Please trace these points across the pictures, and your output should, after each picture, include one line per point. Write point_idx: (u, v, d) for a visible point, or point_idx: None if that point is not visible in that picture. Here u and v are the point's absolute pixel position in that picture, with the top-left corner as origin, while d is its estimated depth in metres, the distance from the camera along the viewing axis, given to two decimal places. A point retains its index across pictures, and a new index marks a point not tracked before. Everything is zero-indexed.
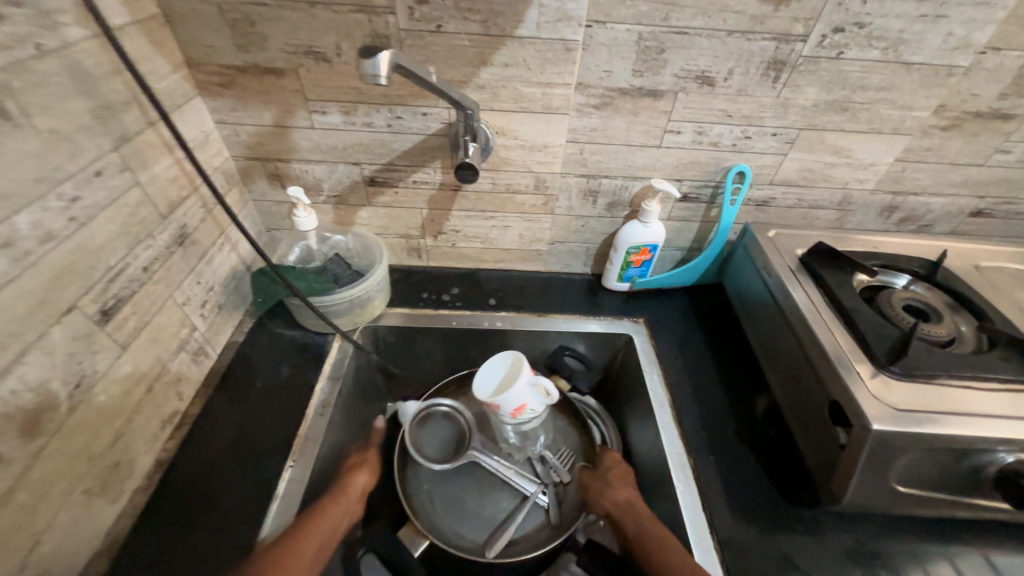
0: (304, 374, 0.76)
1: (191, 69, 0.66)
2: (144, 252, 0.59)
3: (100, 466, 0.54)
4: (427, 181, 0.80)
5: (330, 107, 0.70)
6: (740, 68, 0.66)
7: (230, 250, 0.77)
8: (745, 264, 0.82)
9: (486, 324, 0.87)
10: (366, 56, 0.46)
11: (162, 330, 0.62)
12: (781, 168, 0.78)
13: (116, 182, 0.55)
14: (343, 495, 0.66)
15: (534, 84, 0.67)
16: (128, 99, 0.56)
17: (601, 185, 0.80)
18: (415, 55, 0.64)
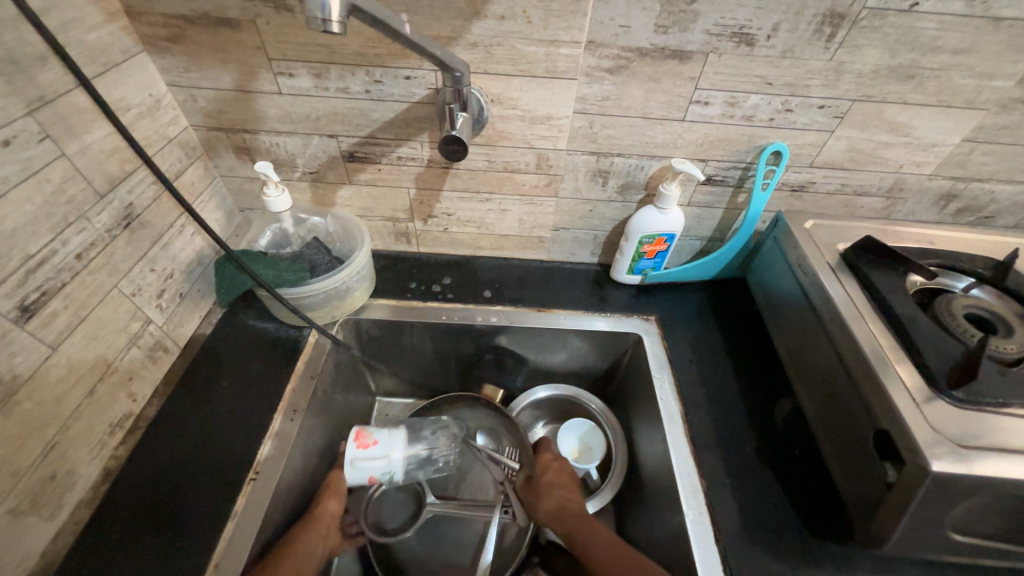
0: (274, 372, 0.68)
1: (133, 20, 0.56)
2: (76, 236, 0.51)
3: (28, 481, 0.48)
4: (413, 157, 0.70)
5: (297, 68, 0.60)
6: (786, 23, 0.54)
7: (193, 231, 0.68)
8: (774, 259, 0.72)
9: (479, 319, 0.78)
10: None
11: (105, 325, 0.55)
12: (825, 147, 0.66)
13: (32, 154, 0.46)
14: (314, 523, 0.59)
15: (536, 41, 0.56)
16: (43, 53, 0.47)
17: (612, 164, 0.69)
18: (393, 4, 0.53)
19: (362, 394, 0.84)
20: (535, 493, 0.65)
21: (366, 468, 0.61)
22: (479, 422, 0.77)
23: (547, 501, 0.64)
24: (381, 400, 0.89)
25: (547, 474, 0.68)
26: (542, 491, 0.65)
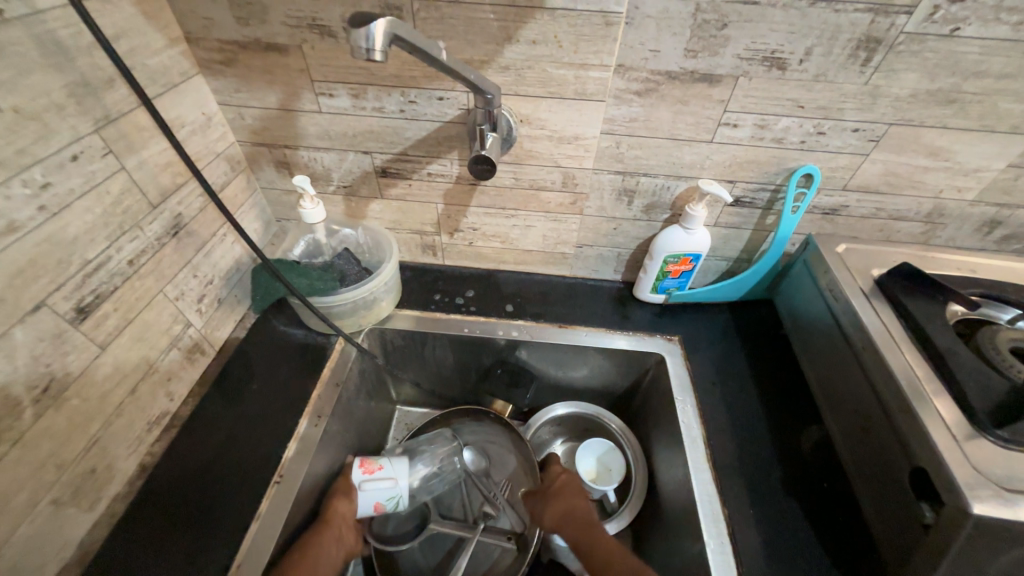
0: (302, 377, 0.70)
1: (191, 45, 0.60)
2: (129, 244, 0.54)
3: (73, 473, 0.50)
4: (443, 174, 0.73)
5: (337, 88, 0.63)
6: (820, 48, 0.53)
7: (233, 240, 0.72)
8: (804, 282, 0.70)
9: (500, 333, 0.79)
10: (357, 26, 0.38)
11: (149, 327, 0.58)
12: (859, 171, 0.65)
13: (96, 168, 0.50)
14: (324, 525, 0.59)
15: (566, 64, 0.58)
16: (111, 76, 0.51)
17: (639, 184, 0.70)
18: (430, 30, 0.56)
19: (383, 402, 0.85)
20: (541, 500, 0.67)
21: (372, 494, 0.62)
22: (477, 437, 0.78)
23: (553, 508, 0.65)
24: (402, 408, 0.91)
25: (555, 482, 0.69)
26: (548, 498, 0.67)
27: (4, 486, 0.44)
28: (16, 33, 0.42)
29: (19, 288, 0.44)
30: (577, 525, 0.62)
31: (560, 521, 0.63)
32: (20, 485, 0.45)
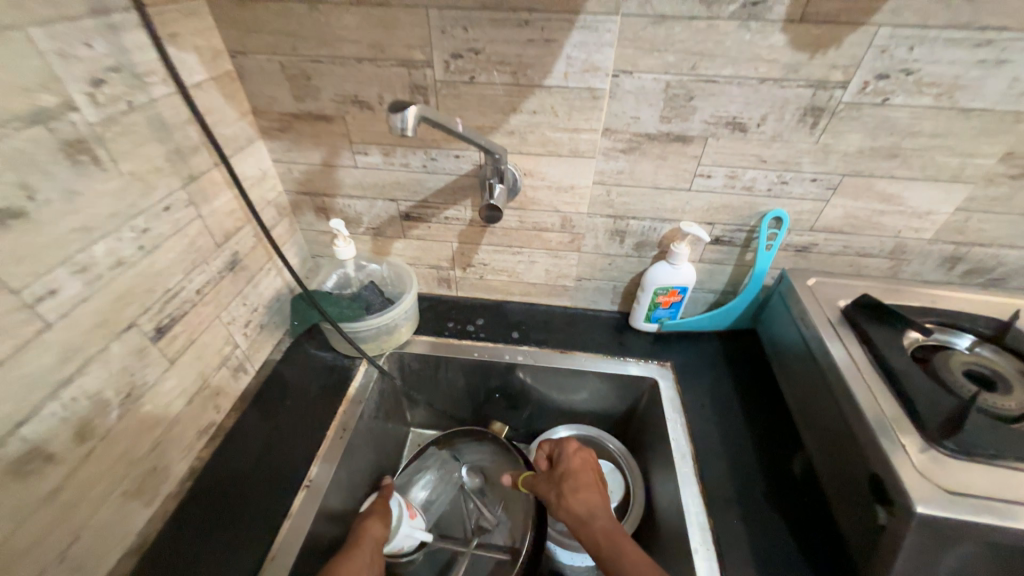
0: (331, 395, 0.79)
1: (255, 116, 0.74)
2: (198, 276, 0.66)
3: (139, 471, 0.59)
4: (457, 217, 0.84)
5: (371, 148, 0.76)
6: (774, 115, 0.64)
7: (276, 273, 0.84)
8: (782, 312, 0.78)
9: (507, 357, 0.87)
10: (395, 111, 0.50)
11: (206, 347, 0.68)
12: (822, 214, 0.74)
13: (180, 215, 0.62)
14: (357, 548, 0.63)
15: (561, 129, 0.69)
16: (197, 143, 0.63)
17: (628, 226, 0.79)
18: (449, 103, 0.68)
19: (400, 422, 0.93)
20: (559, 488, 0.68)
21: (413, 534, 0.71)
22: (475, 457, 0.84)
23: (572, 499, 0.66)
24: (416, 430, 0.98)
25: (573, 472, 0.69)
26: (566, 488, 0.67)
27: (90, 476, 0.52)
28: (138, 116, 0.54)
29: (119, 311, 0.54)
30: (595, 516, 0.62)
31: (577, 509, 0.64)
32: (101, 477, 0.53)
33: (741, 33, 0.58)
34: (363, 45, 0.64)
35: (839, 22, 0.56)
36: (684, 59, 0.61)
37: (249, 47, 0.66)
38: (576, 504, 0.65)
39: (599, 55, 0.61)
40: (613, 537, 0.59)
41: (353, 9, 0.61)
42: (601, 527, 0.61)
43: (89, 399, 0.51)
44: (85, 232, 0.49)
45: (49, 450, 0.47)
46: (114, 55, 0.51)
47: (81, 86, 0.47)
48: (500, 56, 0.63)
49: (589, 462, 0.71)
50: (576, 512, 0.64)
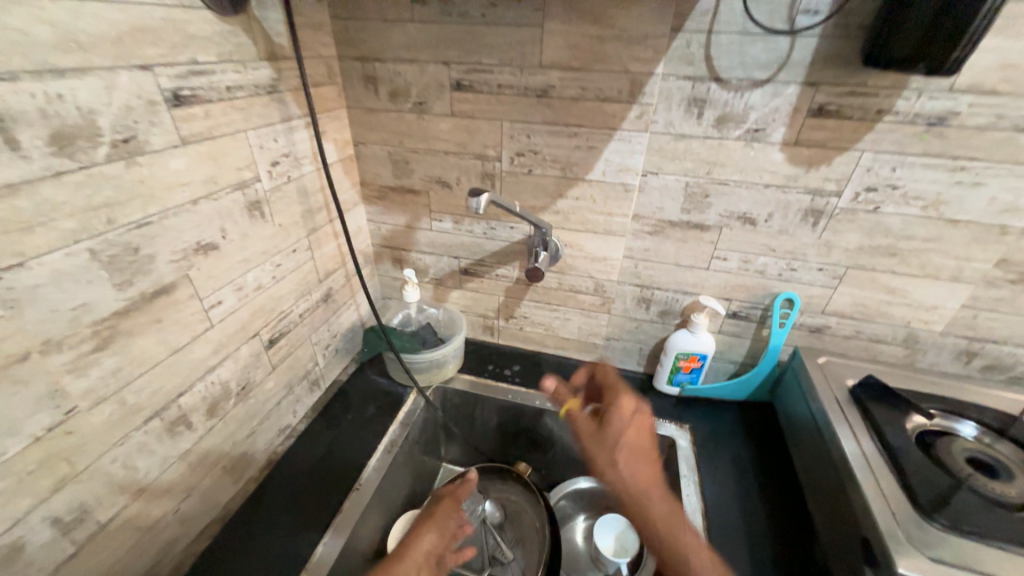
0: (384, 416, 0.92)
1: (362, 187, 0.96)
2: (304, 303, 0.84)
3: (236, 453, 0.73)
4: (507, 275, 1.00)
5: (445, 216, 0.95)
6: (778, 213, 0.76)
7: (354, 308, 1.02)
8: (796, 386, 0.84)
9: (538, 402, 0.97)
10: (472, 196, 0.68)
11: (298, 360, 0.85)
12: (832, 299, 0.82)
13: (302, 256, 0.82)
14: (399, 559, 0.69)
15: (598, 212, 0.85)
16: (322, 204, 0.85)
17: (653, 295, 0.91)
18: (510, 187, 0.87)
19: (436, 452, 1.03)
20: (614, 472, 0.77)
21: None
22: (499, 494, 0.91)
23: (625, 480, 0.75)
24: (447, 464, 1.06)
25: (629, 441, 0.80)
26: (612, 466, 0.78)
27: (207, 447, 0.67)
28: (292, 184, 0.76)
29: (252, 322, 0.72)
30: (653, 498, 0.72)
31: (632, 484, 0.74)
32: (213, 450, 0.68)
33: (746, 150, 0.72)
34: (451, 143, 0.85)
35: (828, 146, 0.69)
36: (701, 166, 0.76)
37: (368, 139, 0.90)
38: (635, 482, 0.74)
39: (631, 159, 0.78)
40: (668, 515, 0.69)
41: (448, 119, 0.83)
42: (657, 509, 0.70)
43: (221, 386, 0.67)
44: (246, 262, 0.68)
45: (190, 419, 0.63)
46: (287, 145, 0.73)
47: (266, 165, 0.69)
48: (553, 157, 0.81)
49: (644, 417, 0.84)
50: (631, 488, 0.74)
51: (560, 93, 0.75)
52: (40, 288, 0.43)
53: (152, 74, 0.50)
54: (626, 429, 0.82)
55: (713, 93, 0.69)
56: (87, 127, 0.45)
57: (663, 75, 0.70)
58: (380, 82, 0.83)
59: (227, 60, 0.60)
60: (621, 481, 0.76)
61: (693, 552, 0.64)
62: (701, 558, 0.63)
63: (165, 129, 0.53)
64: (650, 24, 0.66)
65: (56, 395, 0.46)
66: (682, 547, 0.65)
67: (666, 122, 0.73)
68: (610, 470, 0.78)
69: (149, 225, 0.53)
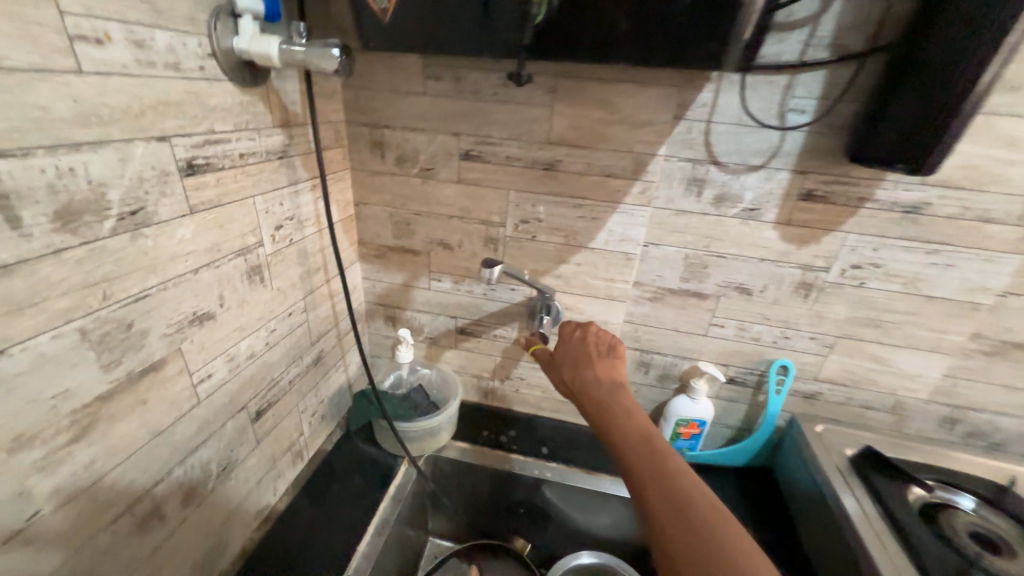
0: (373, 491, 0.85)
1: (360, 245, 0.95)
2: (294, 368, 0.79)
3: (210, 544, 0.65)
4: (505, 336, 0.98)
5: (444, 277, 0.94)
6: (772, 285, 0.80)
7: (344, 370, 0.97)
8: (794, 454, 0.85)
9: (536, 472, 0.93)
10: (486, 266, 0.72)
11: (283, 431, 0.78)
12: (823, 367, 0.85)
13: (297, 319, 0.78)
14: None
15: (600, 278, 0.86)
16: (320, 265, 0.82)
17: (653, 359, 0.92)
18: (513, 251, 0.87)
19: (424, 527, 0.96)
20: (569, 369, 0.74)
21: None
22: None
23: (583, 375, 0.71)
24: (434, 539, 0.99)
25: (585, 347, 0.77)
26: (575, 368, 0.74)
27: (179, 542, 0.59)
28: (292, 248, 0.74)
29: (241, 394, 0.66)
30: (600, 382, 0.69)
31: (590, 381, 0.70)
32: (185, 544, 0.60)
33: (742, 227, 0.77)
34: (456, 207, 0.86)
35: (816, 227, 0.74)
36: (699, 240, 0.79)
37: (370, 200, 0.90)
38: (591, 379, 0.70)
39: (633, 231, 0.81)
40: (622, 412, 0.63)
41: (454, 184, 0.84)
42: (595, 391, 0.68)
43: (201, 468, 0.61)
44: (241, 329, 0.64)
45: (165, 510, 0.56)
46: (292, 208, 0.72)
47: (269, 229, 0.67)
48: (557, 225, 0.83)
49: (604, 335, 0.79)
50: (586, 384, 0.70)
51: (567, 167, 0.78)
52: (22, 376, 0.39)
53: (169, 144, 0.49)
54: (582, 337, 0.79)
55: (712, 175, 0.74)
56: (96, 200, 0.42)
57: (666, 156, 0.74)
58: (388, 147, 0.84)
59: (243, 129, 0.59)
60: (582, 376, 0.72)
61: (645, 437, 0.58)
62: (653, 449, 0.56)
63: (176, 199, 0.51)
64: (654, 111, 0.71)
65: (20, 499, 0.40)
66: (640, 443, 0.57)
67: (667, 199, 0.77)
68: (569, 371, 0.74)
69: (147, 298, 0.49)
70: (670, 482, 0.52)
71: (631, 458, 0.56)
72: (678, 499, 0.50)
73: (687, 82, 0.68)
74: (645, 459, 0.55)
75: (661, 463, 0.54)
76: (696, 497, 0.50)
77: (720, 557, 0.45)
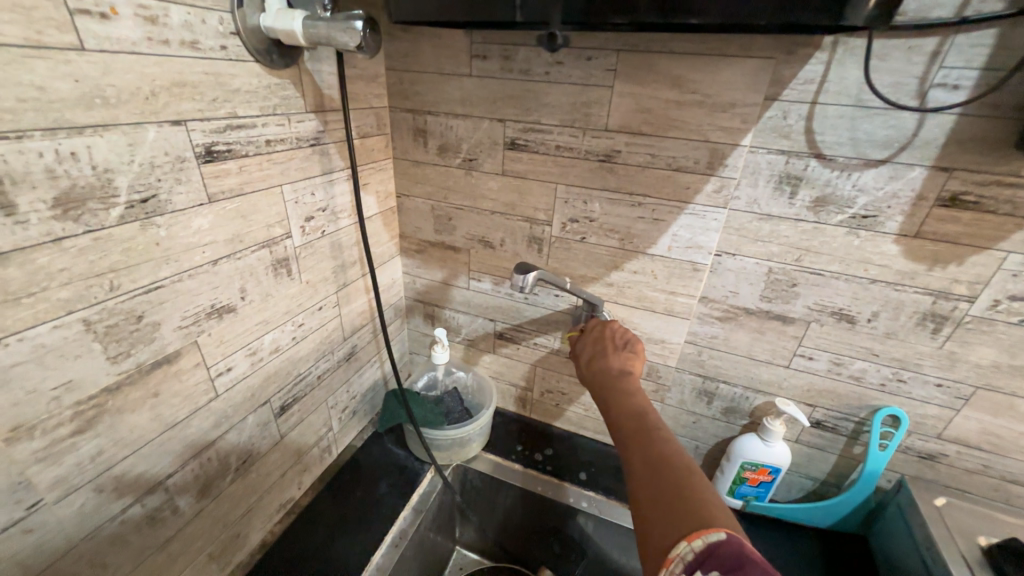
0: (395, 497, 0.82)
1: (401, 239, 0.91)
2: (323, 363, 0.77)
3: (227, 534, 0.65)
4: (546, 345, 0.89)
5: (484, 277, 0.87)
6: (887, 313, 0.63)
7: (379, 366, 0.94)
8: (900, 529, 0.67)
9: (571, 500, 0.83)
10: (519, 272, 0.64)
11: (309, 426, 0.77)
12: (952, 423, 0.66)
13: (327, 314, 0.75)
14: None
15: (659, 289, 0.74)
16: (356, 259, 0.79)
17: (718, 388, 0.78)
18: (560, 253, 0.78)
19: (450, 538, 0.91)
20: (581, 352, 0.69)
21: None
22: None
23: (589, 359, 0.67)
24: (460, 549, 0.93)
25: (601, 335, 0.70)
26: (582, 352, 0.70)
27: (194, 532, 0.60)
28: (325, 241, 0.71)
29: (264, 388, 0.65)
30: (610, 363, 0.64)
31: (594, 361, 0.66)
32: (200, 534, 0.61)
33: (849, 238, 0.60)
34: (499, 202, 0.78)
35: (958, 243, 0.56)
36: (788, 252, 0.64)
37: (412, 192, 0.85)
38: (598, 359, 0.66)
39: (704, 236, 0.67)
40: (620, 388, 0.59)
41: (498, 177, 0.76)
42: (602, 370, 0.63)
43: (219, 462, 0.60)
44: (265, 323, 0.63)
45: (177, 503, 0.56)
46: (325, 199, 0.69)
47: (299, 221, 0.65)
48: (611, 225, 0.72)
49: (622, 331, 0.71)
50: (594, 364, 0.66)
51: (626, 159, 0.67)
52: (19, 367, 0.38)
53: (185, 129, 0.46)
54: (601, 333, 0.71)
55: (812, 171, 0.59)
56: (101, 186, 0.40)
57: (751, 147, 0.60)
58: (430, 135, 0.78)
59: (271, 114, 0.56)
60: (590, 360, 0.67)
61: (638, 408, 0.54)
62: (642, 418, 0.52)
63: (192, 187, 0.48)
64: (741, 91, 0.57)
65: (19, 488, 0.40)
66: (630, 414, 0.53)
67: (749, 199, 0.63)
68: (580, 355, 0.69)
69: (159, 289, 0.47)
70: (649, 445, 0.48)
71: (620, 426, 0.53)
72: (655, 460, 0.46)
73: (788, 51, 0.54)
74: (634, 427, 0.51)
75: (645, 430, 0.50)
76: (672, 459, 0.45)
77: (679, 503, 0.41)
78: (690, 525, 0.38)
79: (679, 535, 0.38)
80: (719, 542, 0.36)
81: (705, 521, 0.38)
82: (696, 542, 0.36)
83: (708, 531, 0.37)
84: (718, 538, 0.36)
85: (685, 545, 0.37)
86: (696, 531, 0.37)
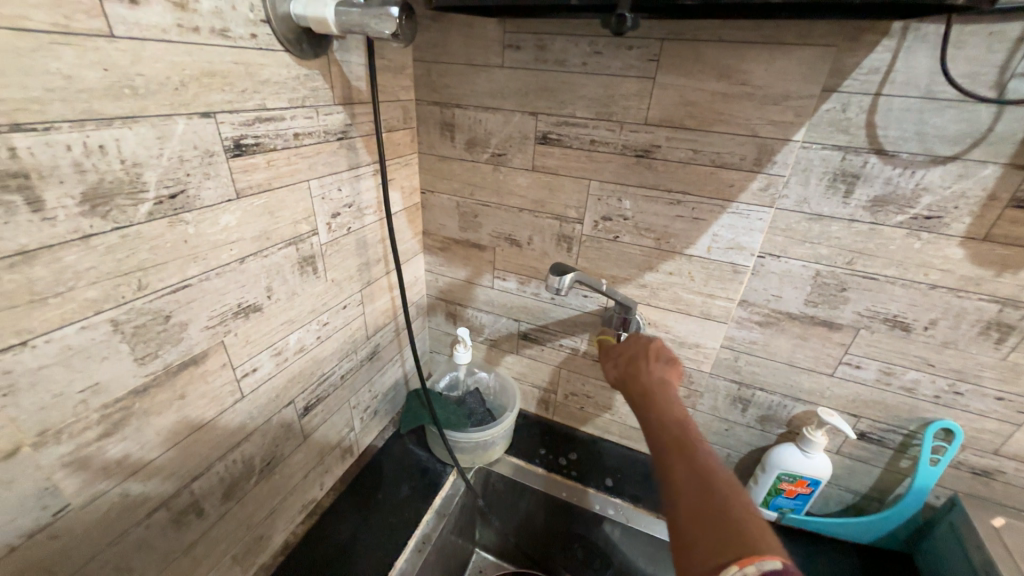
0: (418, 500, 0.80)
1: (424, 236, 0.88)
2: (347, 363, 0.75)
3: (251, 536, 0.64)
4: (572, 347, 0.86)
5: (509, 276, 0.85)
6: (946, 321, 0.59)
7: (400, 365, 0.92)
8: (956, 553, 0.63)
9: (597, 507, 0.81)
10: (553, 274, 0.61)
11: (332, 426, 0.76)
12: (1012, 439, 0.62)
13: (351, 313, 0.73)
14: None
15: (696, 292, 0.70)
16: (380, 257, 0.77)
17: (754, 395, 0.75)
18: (591, 253, 0.75)
19: (471, 541, 0.89)
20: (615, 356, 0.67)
21: None
22: None
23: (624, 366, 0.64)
24: (481, 552, 0.91)
25: (637, 345, 0.67)
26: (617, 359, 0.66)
27: (219, 535, 0.59)
28: (350, 238, 0.69)
29: (288, 388, 0.64)
30: (647, 370, 0.61)
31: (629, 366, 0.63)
32: (225, 537, 0.60)
33: (908, 240, 0.57)
34: (527, 199, 0.76)
35: None
36: (839, 254, 0.60)
37: (437, 187, 0.82)
38: (634, 367, 0.62)
39: (747, 237, 0.64)
40: (659, 397, 0.55)
41: (527, 173, 0.73)
42: (638, 378, 0.60)
43: (244, 463, 0.59)
44: (290, 323, 0.61)
45: (203, 505, 0.55)
46: (351, 195, 0.67)
47: (325, 217, 0.63)
48: (647, 224, 0.69)
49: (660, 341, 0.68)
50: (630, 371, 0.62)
51: (665, 155, 0.63)
52: (47, 369, 0.37)
53: (214, 121, 0.44)
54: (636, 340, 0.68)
55: (872, 168, 0.55)
56: (129, 181, 0.39)
57: (804, 142, 0.56)
58: (458, 129, 0.75)
59: (299, 106, 0.54)
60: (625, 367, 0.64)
61: (679, 420, 0.51)
62: (682, 428, 0.49)
63: (220, 182, 0.46)
64: (795, 81, 0.53)
65: (46, 494, 0.39)
66: (669, 423, 0.50)
67: (798, 198, 0.60)
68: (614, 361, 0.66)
69: (187, 289, 0.46)
70: (693, 458, 0.45)
71: (659, 434, 0.49)
72: (700, 474, 0.43)
73: (851, 38, 0.50)
74: (673, 436, 0.48)
75: (688, 442, 0.47)
76: (717, 476, 0.42)
77: (727, 522, 0.38)
78: (741, 548, 0.35)
79: (728, 558, 0.35)
80: (775, 573, 0.33)
81: (757, 546, 0.35)
82: (750, 567, 0.33)
83: (760, 556, 0.34)
84: (773, 568, 0.33)
85: (735, 568, 0.34)
86: (748, 555, 0.34)
